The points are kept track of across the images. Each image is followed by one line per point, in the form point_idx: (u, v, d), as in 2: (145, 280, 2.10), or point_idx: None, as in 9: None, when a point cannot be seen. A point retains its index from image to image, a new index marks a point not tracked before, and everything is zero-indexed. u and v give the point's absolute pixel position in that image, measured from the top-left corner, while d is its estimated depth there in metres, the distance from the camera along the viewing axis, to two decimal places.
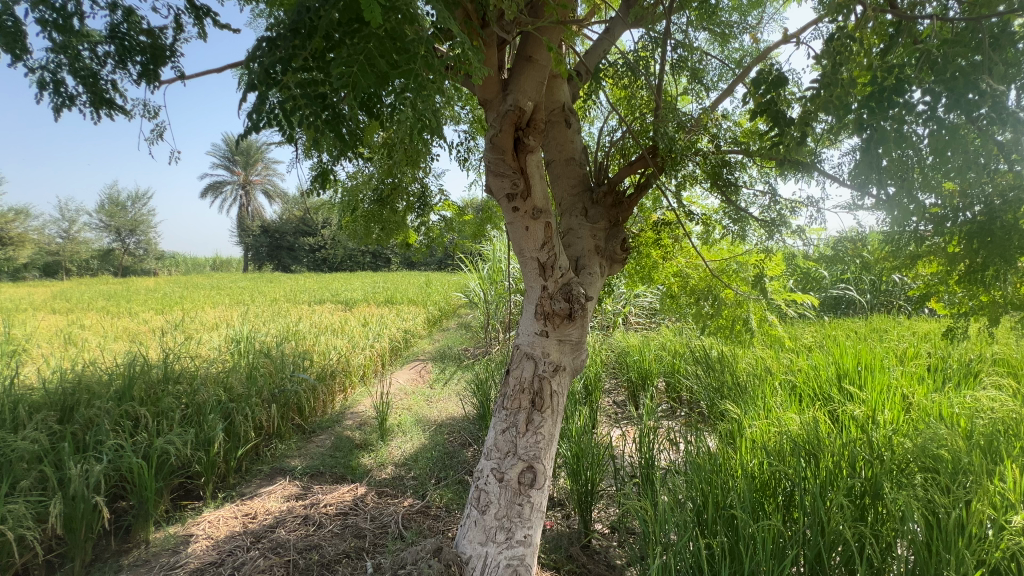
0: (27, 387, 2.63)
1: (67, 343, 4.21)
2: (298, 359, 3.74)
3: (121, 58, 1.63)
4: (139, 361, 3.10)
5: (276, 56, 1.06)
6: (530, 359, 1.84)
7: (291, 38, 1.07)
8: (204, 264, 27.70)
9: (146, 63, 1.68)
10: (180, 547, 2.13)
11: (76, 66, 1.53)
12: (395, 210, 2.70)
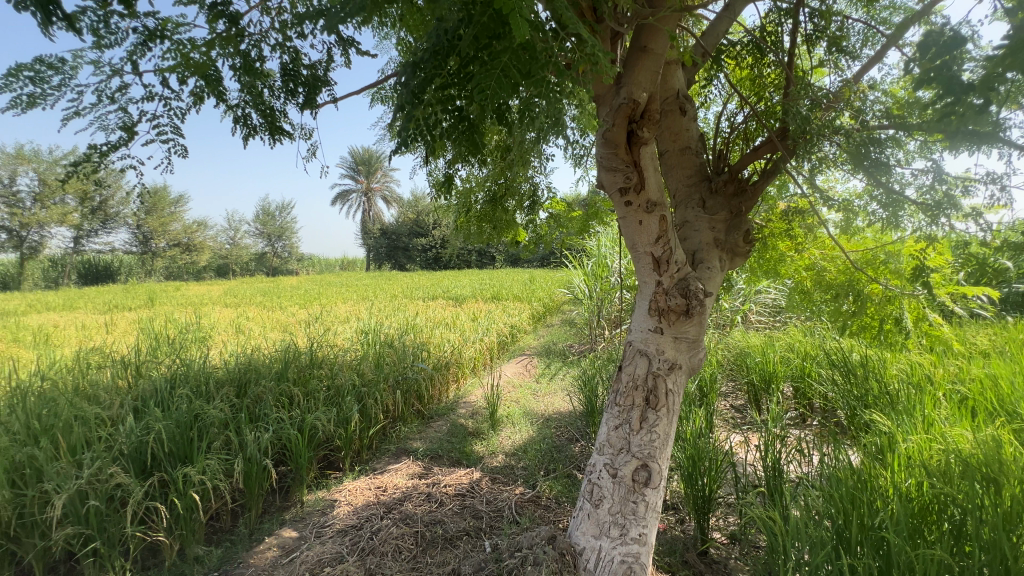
0: (214, 366, 3.23)
1: (238, 332, 5.06)
2: (417, 350, 4.07)
3: (290, 91, 1.95)
4: (292, 348, 3.62)
5: (420, 78, 1.19)
6: (645, 356, 1.80)
7: (431, 60, 1.18)
8: (335, 264, 31.23)
9: (308, 94, 1.98)
10: (328, 509, 2.45)
11: (257, 101, 1.88)
12: (506, 209, 2.81)
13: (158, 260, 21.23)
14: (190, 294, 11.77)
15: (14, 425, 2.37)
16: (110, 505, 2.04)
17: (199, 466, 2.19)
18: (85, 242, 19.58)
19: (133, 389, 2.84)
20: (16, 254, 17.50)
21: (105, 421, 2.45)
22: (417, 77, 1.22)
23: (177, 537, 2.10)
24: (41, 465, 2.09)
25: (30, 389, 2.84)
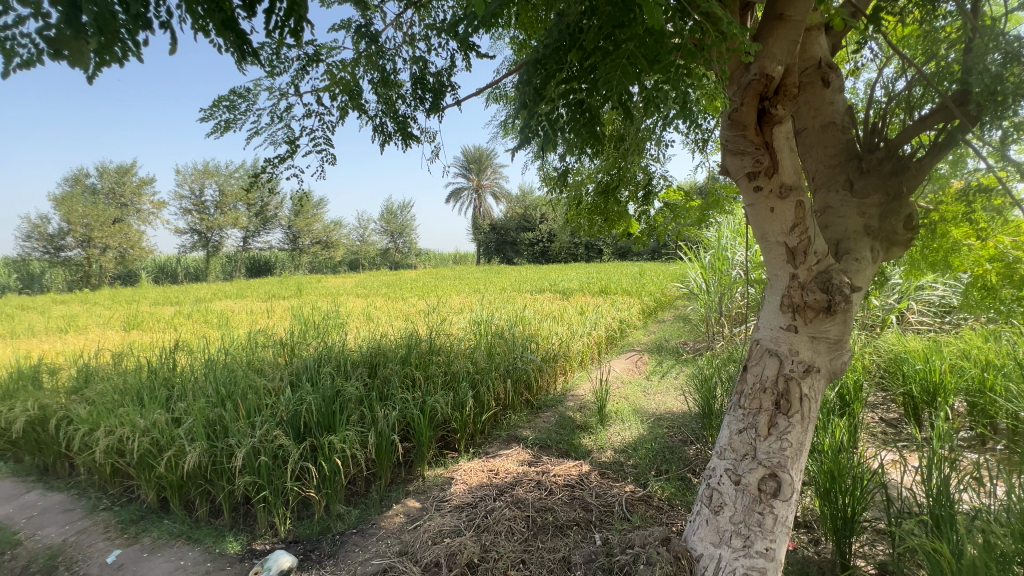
0: (351, 349, 3.66)
1: (368, 320, 5.65)
2: (526, 341, 4.18)
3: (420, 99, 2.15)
4: (414, 336, 3.95)
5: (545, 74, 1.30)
6: (776, 357, 1.64)
7: (555, 55, 1.29)
8: (449, 259, 33.19)
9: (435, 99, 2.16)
10: (446, 485, 2.64)
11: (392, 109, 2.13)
12: (619, 200, 2.74)
13: (305, 256, 24.51)
14: (329, 286, 13.39)
15: (208, 390, 2.94)
16: (275, 461, 2.43)
17: (340, 436, 2.52)
18: (251, 242, 23.31)
19: (290, 365, 3.34)
20: (204, 252, 21.46)
21: (270, 391, 2.93)
22: (545, 73, 1.33)
23: (325, 495, 2.43)
24: (227, 424, 2.58)
25: (217, 362, 3.50)
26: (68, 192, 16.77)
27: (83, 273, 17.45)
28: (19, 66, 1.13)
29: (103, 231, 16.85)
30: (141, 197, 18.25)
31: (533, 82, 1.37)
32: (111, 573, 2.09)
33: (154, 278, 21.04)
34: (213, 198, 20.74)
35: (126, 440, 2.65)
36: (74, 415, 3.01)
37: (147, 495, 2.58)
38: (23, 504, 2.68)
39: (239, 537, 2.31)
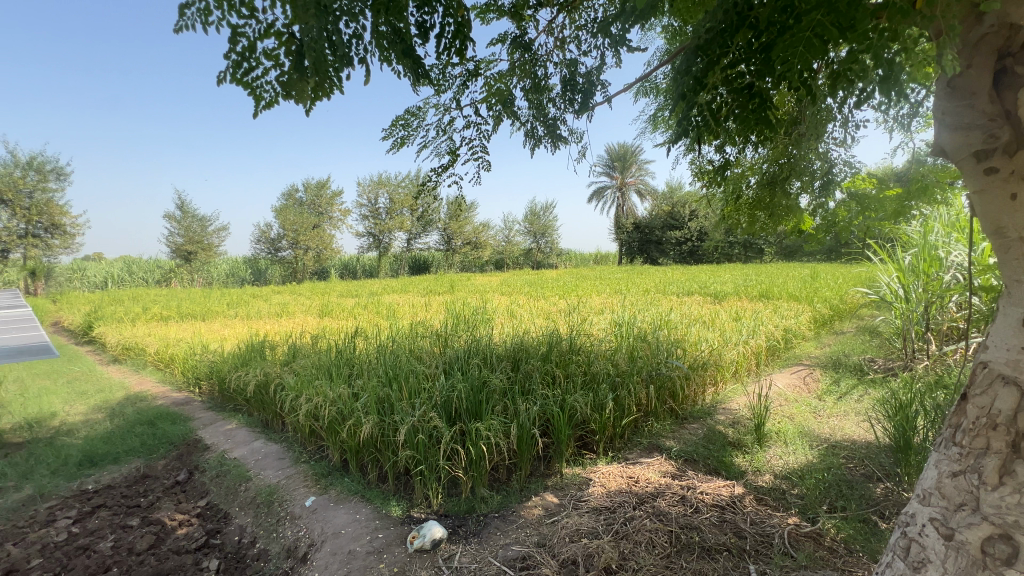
0: (496, 344, 3.90)
1: (512, 316, 5.94)
2: (671, 346, 3.94)
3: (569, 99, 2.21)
4: (554, 334, 4.04)
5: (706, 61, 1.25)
6: (1018, 387, 1.27)
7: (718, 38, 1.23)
8: (590, 259, 32.95)
9: (584, 98, 2.19)
10: (584, 486, 2.64)
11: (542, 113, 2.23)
12: (788, 192, 2.40)
13: (457, 256, 26.80)
14: (478, 284, 14.39)
15: (379, 371, 3.42)
16: (430, 440, 2.71)
17: (485, 424, 2.69)
18: (414, 243, 26.32)
19: (443, 355, 3.69)
20: (378, 253, 24.90)
21: (427, 376, 3.28)
22: (709, 56, 1.27)
23: (471, 477, 2.62)
24: (393, 402, 2.96)
25: (386, 348, 4.03)
26: (284, 204, 20.99)
27: (293, 269, 21.66)
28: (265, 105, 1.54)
29: (306, 235, 20.70)
30: (333, 206, 21.96)
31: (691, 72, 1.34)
32: (308, 514, 2.56)
33: (341, 274, 25.12)
34: (385, 206, 23.96)
35: (319, 407, 3.22)
36: (286, 383, 3.77)
37: (333, 455, 3.09)
38: (253, 449, 3.43)
39: (400, 502, 2.62)
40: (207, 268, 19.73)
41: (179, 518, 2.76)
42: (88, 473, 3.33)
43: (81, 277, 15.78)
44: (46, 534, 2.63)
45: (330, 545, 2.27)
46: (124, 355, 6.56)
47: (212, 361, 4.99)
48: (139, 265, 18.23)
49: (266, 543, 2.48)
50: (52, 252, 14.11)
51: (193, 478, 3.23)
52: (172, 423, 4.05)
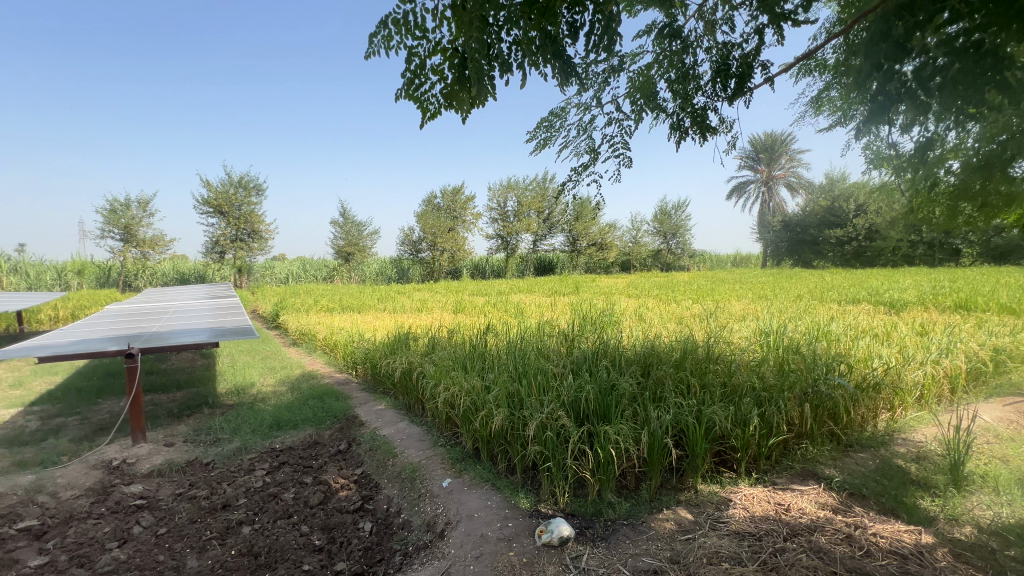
0: (626, 347, 3.79)
1: (641, 320, 5.72)
2: (833, 361, 3.42)
3: (718, 86, 2.15)
4: (689, 340, 3.79)
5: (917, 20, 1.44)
6: None
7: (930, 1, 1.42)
8: (728, 261, 30.14)
9: (736, 83, 2.10)
10: (723, 506, 2.43)
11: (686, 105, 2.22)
12: (1010, 177, 1.91)
13: (582, 258, 26.69)
14: (603, 286, 14.12)
15: (510, 367, 3.56)
16: (558, 438, 2.74)
17: (615, 428, 2.64)
18: (539, 245, 26.91)
19: (571, 355, 3.70)
20: (506, 254, 25.97)
21: (556, 375, 3.33)
22: (916, 17, 1.45)
23: (599, 480, 2.58)
24: (523, 397, 3.06)
25: (516, 345, 4.18)
26: (424, 210, 23.06)
27: (431, 269, 23.65)
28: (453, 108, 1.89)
29: (443, 238, 22.47)
30: (466, 210, 23.50)
31: (889, 39, 1.52)
32: (445, 494, 2.77)
33: (472, 274, 26.74)
34: (513, 209, 24.91)
35: (456, 396, 3.47)
36: (426, 372, 4.13)
37: (467, 443, 3.30)
38: (398, 429, 3.83)
39: (528, 495, 2.69)
40: (362, 267, 22.58)
41: (341, 482, 3.20)
42: (276, 435, 4.04)
43: (271, 274, 19.43)
44: (248, 480, 3.25)
45: (464, 525, 2.42)
46: (301, 339, 7.82)
47: (366, 348, 5.69)
48: (312, 263, 21.59)
49: (409, 514, 2.74)
50: (253, 253, 17.39)
51: (351, 449, 3.71)
52: (335, 400, 4.71)
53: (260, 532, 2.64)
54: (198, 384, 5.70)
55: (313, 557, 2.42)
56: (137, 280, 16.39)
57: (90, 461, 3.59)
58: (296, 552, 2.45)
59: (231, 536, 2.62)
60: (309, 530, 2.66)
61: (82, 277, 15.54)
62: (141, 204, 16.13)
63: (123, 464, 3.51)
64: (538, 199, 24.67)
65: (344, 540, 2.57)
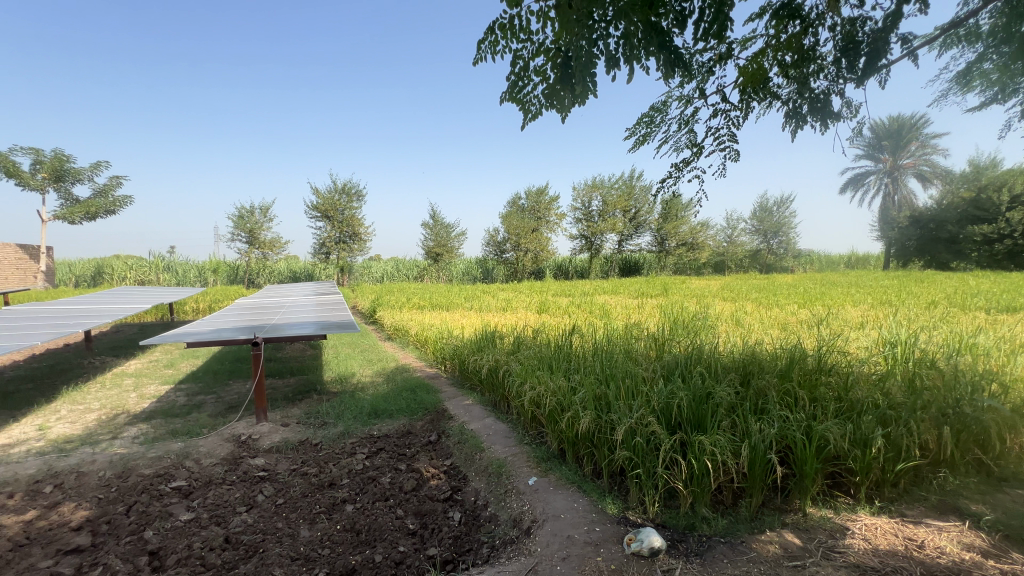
0: (722, 354, 3.56)
1: (737, 325, 5.35)
2: (980, 379, 2.93)
3: (845, 66, 1.96)
4: (796, 348, 3.46)
5: None
6: None
7: None
8: (841, 262, 27.00)
9: (867, 60, 1.91)
10: (838, 534, 2.18)
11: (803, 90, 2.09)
12: None
13: (670, 258, 25.57)
14: (694, 288, 13.33)
15: (597, 369, 3.50)
16: (649, 445, 2.64)
17: (711, 439, 2.48)
18: (624, 245, 26.23)
19: (661, 359, 3.56)
20: (589, 254, 25.65)
21: (645, 379, 3.21)
22: None
23: (692, 493, 2.45)
24: (611, 401, 3.00)
25: (601, 347, 4.11)
26: (509, 211, 23.50)
27: (514, 270, 24.03)
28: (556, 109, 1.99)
29: (527, 238, 22.76)
30: (550, 211, 23.61)
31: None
32: (531, 492, 2.79)
33: (555, 275, 26.76)
34: (598, 209, 24.56)
35: (541, 396, 3.49)
36: (512, 370, 4.21)
37: (552, 443, 3.30)
38: (485, 425, 3.94)
39: (615, 501, 2.63)
40: (450, 267, 23.58)
41: (432, 471, 3.36)
42: (374, 422, 4.35)
43: (369, 273, 20.96)
44: (351, 462, 3.53)
45: (551, 525, 2.43)
46: (395, 334, 8.36)
47: (454, 344, 5.94)
48: (404, 263, 22.97)
49: (496, 509, 2.80)
50: (354, 254, 18.91)
51: (440, 440, 3.88)
52: (426, 393, 4.97)
53: (361, 511, 2.85)
54: (308, 372, 6.32)
55: (408, 540, 2.56)
56: (259, 278, 18.58)
57: (224, 434, 4.13)
58: (393, 533, 2.61)
59: (337, 512, 2.87)
60: (404, 514, 2.83)
61: (217, 274, 17.95)
62: (263, 210, 18.26)
63: (249, 439, 3.99)
64: (623, 198, 24.09)
65: (435, 527, 2.70)
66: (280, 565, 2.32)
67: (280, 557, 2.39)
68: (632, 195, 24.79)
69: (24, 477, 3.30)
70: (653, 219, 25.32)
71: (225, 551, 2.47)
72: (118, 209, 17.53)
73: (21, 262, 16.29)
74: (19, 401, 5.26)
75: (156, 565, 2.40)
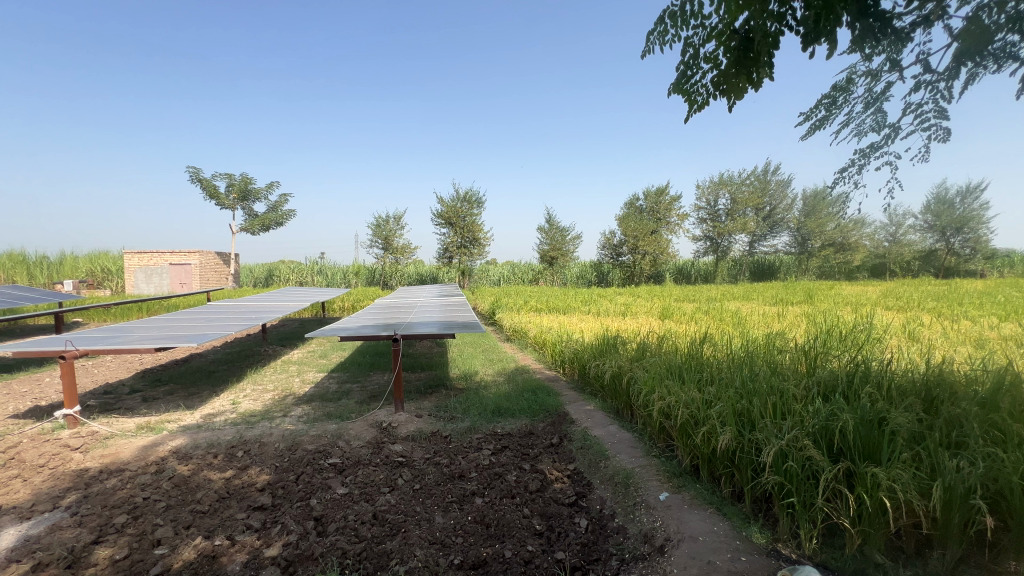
0: (898, 372, 3.01)
1: (913, 339, 4.50)
2: None
3: None
4: (1006, 370, 2.79)
5: None
6: None
7: None
8: None
9: None
10: None
11: None
12: None
13: (814, 259, 22.61)
14: (848, 294, 11.56)
15: (736, 381, 3.21)
16: (805, 472, 2.33)
17: (887, 471, 2.11)
18: (757, 245, 23.86)
19: (815, 375, 3.13)
20: (715, 256, 23.81)
21: (796, 397, 2.85)
22: None
23: (861, 533, 2.10)
24: (755, 418, 2.72)
25: (740, 358, 3.76)
26: (625, 212, 22.86)
27: (631, 273, 23.24)
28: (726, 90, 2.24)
29: (645, 240, 21.89)
30: (671, 211, 22.52)
31: None
32: (663, 508, 2.64)
33: (675, 279, 25.31)
34: (726, 207, 22.73)
35: (672, 407, 3.31)
36: (637, 378, 4.05)
37: (684, 458, 3.11)
38: (609, 432, 3.85)
39: (762, 530, 2.37)
40: (565, 270, 23.63)
41: (556, 474, 3.36)
42: (498, 420, 4.50)
43: (487, 276, 21.91)
44: (478, 457, 3.69)
45: (688, 546, 2.27)
46: (514, 335, 8.61)
47: (574, 348, 5.91)
48: (520, 266, 23.59)
49: (624, 521, 2.70)
50: (474, 258, 19.95)
51: (563, 444, 3.87)
52: (547, 395, 5.01)
53: (490, 506, 2.96)
54: (437, 368, 6.78)
55: (535, 540, 2.59)
56: (393, 280, 20.52)
57: (368, 420, 4.61)
58: (521, 532, 2.66)
59: (467, 503, 3.01)
60: (530, 514, 2.87)
61: (359, 276, 20.21)
62: (397, 219, 20.16)
63: (389, 426, 4.40)
64: (756, 194, 21.99)
65: (562, 531, 2.68)
66: (420, 547, 2.50)
67: (420, 539, 2.58)
68: (767, 190, 22.49)
69: (223, 442, 4.04)
70: (792, 216, 22.66)
71: (374, 526, 2.74)
72: (286, 221, 20.71)
73: (218, 266, 20.07)
74: (218, 380, 6.46)
75: (321, 530, 2.74)
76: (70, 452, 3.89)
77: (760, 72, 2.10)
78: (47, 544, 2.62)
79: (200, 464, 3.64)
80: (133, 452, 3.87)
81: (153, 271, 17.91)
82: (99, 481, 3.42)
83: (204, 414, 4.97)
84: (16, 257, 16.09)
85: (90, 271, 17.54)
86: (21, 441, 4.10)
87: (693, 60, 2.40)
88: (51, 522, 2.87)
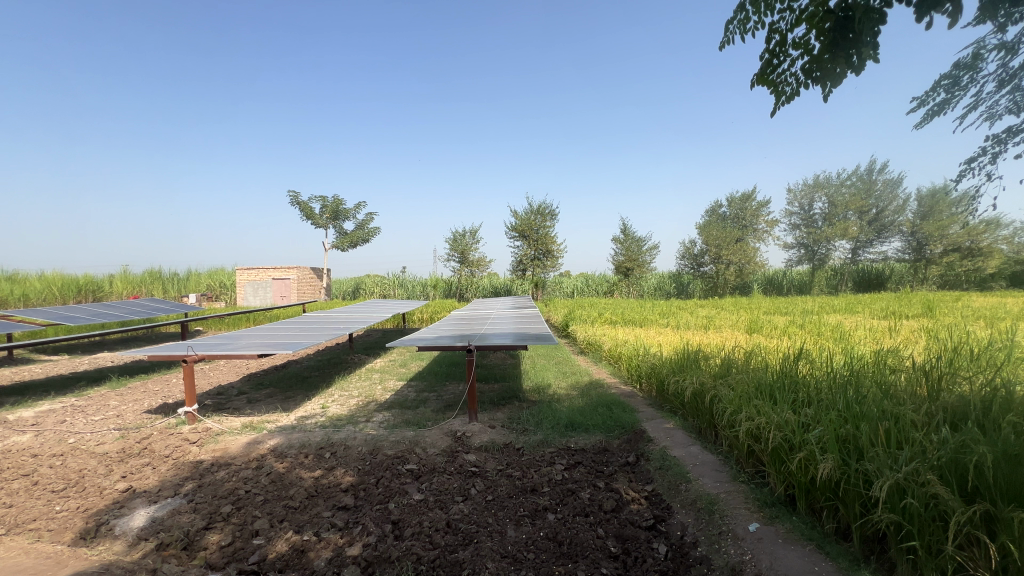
0: None
1: None
2: None
3: None
4: None
5: None
6: None
7: None
8: None
9: None
10: None
11: None
12: None
13: (934, 267, 19.82)
14: (977, 307, 9.99)
15: (839, 403, 2.88)
16: (929, 511, 2.02)
17: None
18: (862, 252, 21.53)
19: (938, 399, 2.72)
20: (812, 265, 22.12)
21: (916, 424, 2.49)
22: None
23: None
24: (863, 446, 2.42)
25: (843, 377, 3.36)
26: (707, 221, 21.80)
27: (714, 285, 21.96)
28: (828, 87, 2.36)
29: (729, 249, 20.61)
30: (758, 217, 21.24)
31: None
32: (753, 541, 2.41)
33: (764, 289, 23.49)
34: (823, 211, 21.04)
35: (762, 429, 3.05)
36: (721, 396, 3.80)
37: (778, 486, 2.83)
38: (690, 453, 3.62)
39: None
40: (641, 282, 22.89)
41: (633, 495, 3.20)
42: (570, 434, 4.41)
43: (560, 288, 21.85)
44: (551, 471, 3.63)
45: None
46: (588, 348, 8.46)
47: (652, 362, 5.66)
48: (596, 279, 23.23)
49: (709, 550, 2.49)
50: (547, 270, 20.00)
51: (640, 463, 3.69)
52: (623, 411, 4.82)
53: (562, 523, 2.88)
54: (510, 380, 6.81)
55: (610, 563, 2.47)
56: (468, 292, 21.11)
57: (443, 428, 4.73)
58: (594, 553, 2.55)
59: (539, 519, 2.96)
60: (605, 534, 2.75)
61: (437, 289, 21.00)
62: (473, 233, 20.81)
63: (463, 435, 4.48)
64: (859, 196, 20.04)
65: (639, 556, 2.54)
66: (492, 559, 2.49)
67: (491, 551, 2.57)
68: (872, 191, 20.33)
69: (313, 443, 4.34)
70: (905, 219, 20.13)
71: (447, 534, 2.78)
72: (371, 237, 22.15)
73: (314, 281, 21.97)
74: (311, 385, 7.00)
75: (397, 533, 2.83)
76: (189, 445, 4.39)
77: (862, 57, 2.20)
78: (168, 526, 2.97)
79: (293, 463, 3.94)
80: (239, 448, 4.29)
81: (259, 285, 20.01)
82: (210, 472, 3.82)
83: (299, 417, 5.39)
84: (155, 273, 18.77)
85: (211, 287, 20.11)
86: (152, 433, 4.71)
87: (781, 47, 2.53)
88: (172, 506, 3.25)
